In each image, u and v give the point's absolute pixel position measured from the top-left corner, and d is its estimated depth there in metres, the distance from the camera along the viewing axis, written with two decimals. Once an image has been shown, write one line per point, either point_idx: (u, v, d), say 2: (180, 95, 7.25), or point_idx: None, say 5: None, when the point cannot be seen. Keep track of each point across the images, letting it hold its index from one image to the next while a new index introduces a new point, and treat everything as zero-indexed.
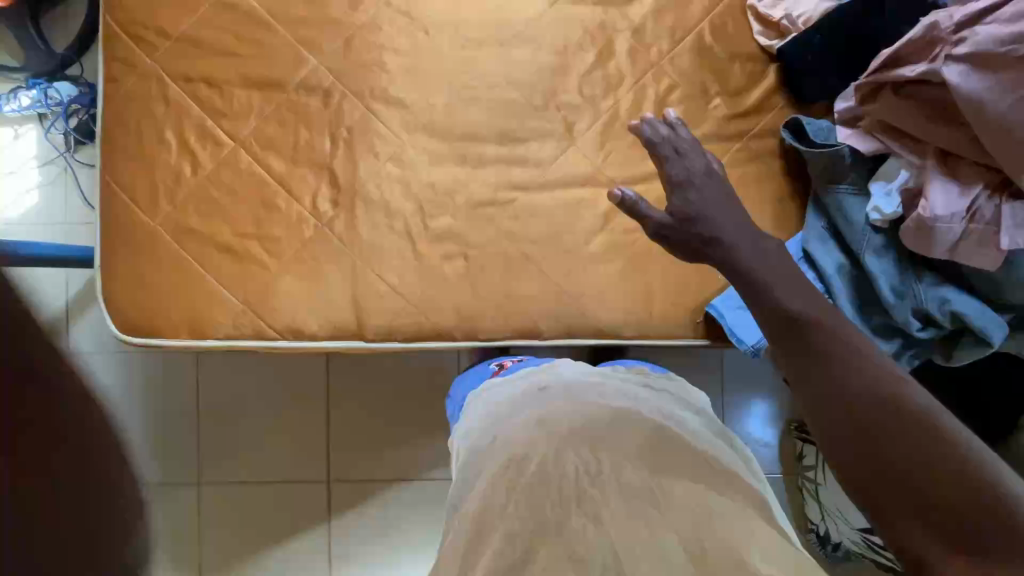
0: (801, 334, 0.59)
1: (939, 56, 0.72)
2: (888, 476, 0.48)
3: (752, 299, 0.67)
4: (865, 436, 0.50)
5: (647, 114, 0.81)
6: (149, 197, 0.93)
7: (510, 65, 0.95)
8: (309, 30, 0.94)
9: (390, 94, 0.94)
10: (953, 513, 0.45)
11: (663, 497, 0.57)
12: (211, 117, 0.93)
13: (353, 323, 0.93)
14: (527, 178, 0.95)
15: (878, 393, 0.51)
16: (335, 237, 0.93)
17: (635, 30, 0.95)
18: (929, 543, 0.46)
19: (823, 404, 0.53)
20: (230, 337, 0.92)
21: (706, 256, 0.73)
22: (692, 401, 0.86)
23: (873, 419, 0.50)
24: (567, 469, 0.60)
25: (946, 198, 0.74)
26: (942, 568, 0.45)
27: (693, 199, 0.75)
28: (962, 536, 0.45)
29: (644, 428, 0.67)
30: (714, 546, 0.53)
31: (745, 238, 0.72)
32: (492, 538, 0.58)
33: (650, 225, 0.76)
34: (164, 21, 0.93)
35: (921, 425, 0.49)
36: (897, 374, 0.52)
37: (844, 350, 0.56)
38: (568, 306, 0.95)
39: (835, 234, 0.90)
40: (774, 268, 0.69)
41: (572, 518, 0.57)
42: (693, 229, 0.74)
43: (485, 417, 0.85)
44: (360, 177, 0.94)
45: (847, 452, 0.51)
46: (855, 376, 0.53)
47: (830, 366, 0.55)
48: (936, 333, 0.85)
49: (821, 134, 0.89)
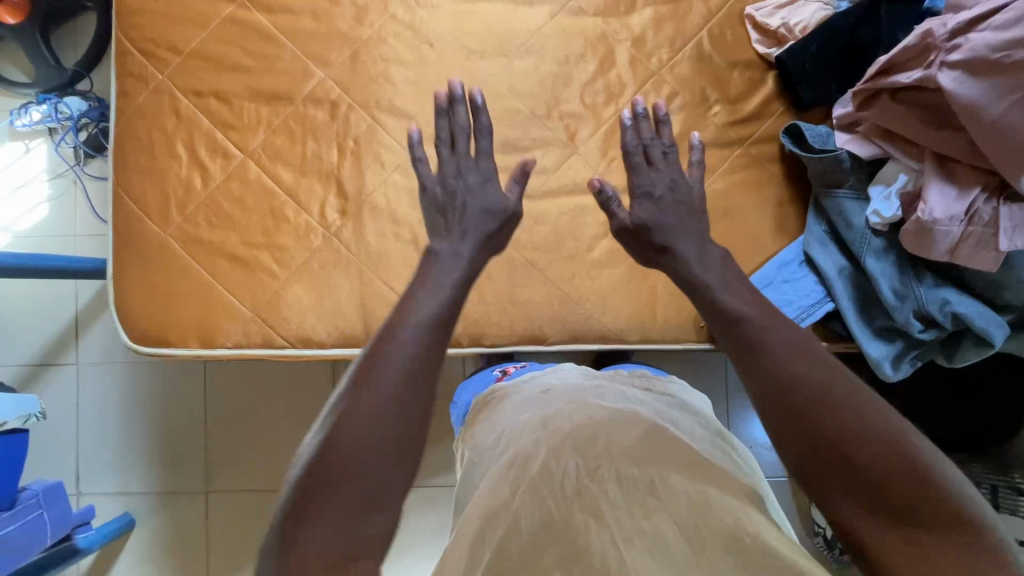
0: (736, 333, 0.62)
1: (933, 63, 0.73)
2: (841, 467, 0.52)
3: (696, 302, 0.69)
4: (820, 432, 0.53)
5: (632, 110, 0.80)
6: (161, 209, 0.95)
7: (513, 76, 0.96)
8: (316, 44, 0.96)
9: (396, 106, 0.96)
10: (896, 498, 0.50)
11: (662, 487, 0.58)
12: (221, 130, 0.96)
13: (361, 330, 0.94)
14: (531, 186, 0.96)
15: (821, 387, 0.55)
16: (342, 246, 0.95)
17: (636, 39, 0.97)
18: (873, 529, 0.51)
19: (775, 398, 0.56)
20: (240, 345, 0.94)
21: (656, 263, 0.76)
22: (690, 406, 0.86)
23: (822, 412, 0.54)
24: (567, 467, 0.62)
25: (944, 201, 0.75)
26: (886, 547, 0.51)
27: (648, 208, 0.78)
28: (899, 516, 0.50)
29: (638, 426, 0.69)
30: (712, 533, 0.53)
31: (692, 249, 0.73)
32: (497, 538, 0.58)
33: (612, 222, 0.81)
34: (175, 37, 0.95)
35: (859, 412, 0.53)
36: (829, 363, 0.57)
37: (778, 343, 0.59)
38: (573, 311, 0.96)
39: (836, 237, 0.92)
40: (719, 272, 0.70)
41: (574, 515, 0.57)
42: (644, 236, 0.77)
43: (485, 423, 0.87)
44: (368, 187, 0.95)
45: (803, 447, 0.54)
46: (796, 368, 0.57)
47: (776, 367, 0.57)
48: (937, 334, 0.85)
49: (820, 139, 0.90)
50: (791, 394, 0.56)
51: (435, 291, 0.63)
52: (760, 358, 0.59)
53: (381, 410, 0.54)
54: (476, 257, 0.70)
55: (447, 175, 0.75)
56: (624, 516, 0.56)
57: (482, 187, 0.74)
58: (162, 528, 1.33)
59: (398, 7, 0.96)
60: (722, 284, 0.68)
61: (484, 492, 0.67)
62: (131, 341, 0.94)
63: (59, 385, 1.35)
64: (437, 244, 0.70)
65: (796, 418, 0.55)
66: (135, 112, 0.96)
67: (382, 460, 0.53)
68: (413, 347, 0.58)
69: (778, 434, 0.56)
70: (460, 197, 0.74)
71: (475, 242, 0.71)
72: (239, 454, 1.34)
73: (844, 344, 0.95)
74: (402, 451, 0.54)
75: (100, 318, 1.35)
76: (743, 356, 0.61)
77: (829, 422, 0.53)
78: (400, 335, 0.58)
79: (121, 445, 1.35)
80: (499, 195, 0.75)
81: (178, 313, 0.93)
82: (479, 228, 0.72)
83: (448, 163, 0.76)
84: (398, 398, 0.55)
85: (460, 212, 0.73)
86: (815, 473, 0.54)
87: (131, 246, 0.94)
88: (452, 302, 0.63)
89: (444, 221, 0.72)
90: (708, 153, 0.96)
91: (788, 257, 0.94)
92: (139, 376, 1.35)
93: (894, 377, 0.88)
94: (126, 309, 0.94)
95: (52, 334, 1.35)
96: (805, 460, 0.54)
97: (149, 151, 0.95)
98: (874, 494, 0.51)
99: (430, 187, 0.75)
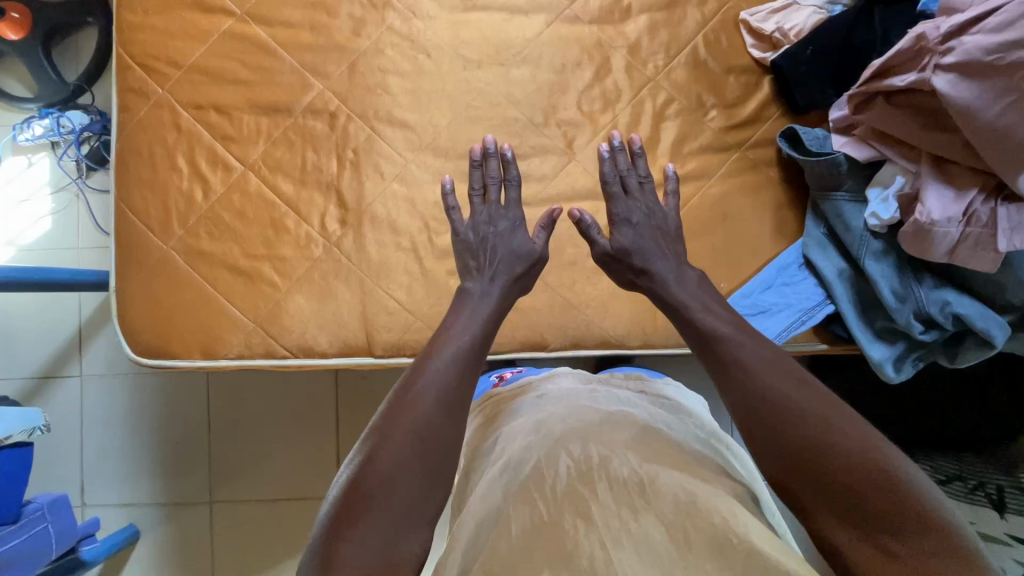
0: (712, 349, 0.71)
1: (928, 66, 0.73)
2: (815, 477, 0.59)
3: (677, 320, 0.77)
4: (795, 439, 0.60)
5: (610, 143, 0.89)
6: (162, 222, 0.95)
7: (510, 84, 0.97)
8: (314, 56, 0.97)
9: (394, 116, 0.96)
10: (863, 503, 0.56)
11: (651, 487, 0.60)
12: (221, 143, 0.96)
13: (363, 339, 0.95)
14: (530, 193, 0.97)
15: (789, 401, 0.63)
16: (343, 256, 0.95)
17: (632, 46, 0.98)
18: (846, 535, 0.57)
19: (749, 413, 0.64)
20: (243, 355, 0.94)
21: (637, 285, 0.84)
22: (685, 407, 0.86)
23: (799, 422, 0.61)
24: (559, 470, 0.64)
25: (942, 202, 0.75)
26: (851, 547, 0.56)
27: (627, 234, 0.85)
28: (867, 521, 0.56)
29: (631, 427, 0.72)
30: (698, 533, 0.55)
31: (670, 271, 0.81)
32: (490, 540, 0.60)
33: (594, 248, 0.87)
34: (175, 52, 0.96)
35: (827, 421, 0.60)
36: (801, 376, 0.65)
37: (752, 358, 0.68)
38: (574, 317, 0.96)
39: (835, 239, 0.92)
40: (694, 291, 0.79)
41: (564, 516, 0.59)
42: (627, 260, 0.84)
43: (480, 427, 0.88)
44: (367, 197, 0.96)
45: (779, 456, 0.61)
46: (766, 380, 0.65)
47: (747, 378, 0.66)
48: (939, 335, 0.85)
49: (817, 143, 0.90)
50: (766, 405, 0.63)
51: (466, 326, 0.74)
52: (734, 368, 0.68)
53: (423, 431, 0.64)
54: (505, 295, 0.81)
55: (479, 223, 0.86)
56: (612, 517, 0.58)
57: (511, 233, 0.85)
58: (166, 540, 1.33)
59: (395, 18, 0.97)
60: (699, 304, 0.76)
61: (479, 493, 0.68)
62: (135, 354, 0.95)
63: (63, 398, 1.35)
64: (469, 283, 0.81)
65: (769, 432, 0.62)
66: (136, 126, 0.97)
67: (418, 478, 0.62)
68: (444, 376, 0.68)
69: (755, 442, 0.64)
70: (491, 242, 0.85)
71: (503, 284, 0.81)
72: (239, 467, 1.34)
73: (844, 345, 0.95)
74: (431, 465, 0.63)
75: (103, 331, 1.36)
76: (718, 371, 0.69)
77: (800, 434, 0.60)
78: (432, 367, 0.68)
79: (125, 456, 1.35)
80: (525, 240, 0.85)
81: (181, 324, 0.94)
82: (506, 271, 0.82)
83: (480, 211, 0.87)
84: (434, 421, 0.65)
85: (491, 257, 0.83)
86: (794, 478, 0.60)
87: (133, 260, 0.95)
88: (482, 336, 0.74)
89: (477, 264, 0.83)
90: (706, 158, 0.97)
91: (788, 260, 0.94)
92: (141, 388, 1.36)
93: (896, 379, 0.89)
94: (129, 321, 0.95)
95: (55, 346, 1.35)
96: (783, 471, 0.61)
97: (150, 164, 0.96)
98: (850, 505, 0.57)
99: (462, 233, 0.86)
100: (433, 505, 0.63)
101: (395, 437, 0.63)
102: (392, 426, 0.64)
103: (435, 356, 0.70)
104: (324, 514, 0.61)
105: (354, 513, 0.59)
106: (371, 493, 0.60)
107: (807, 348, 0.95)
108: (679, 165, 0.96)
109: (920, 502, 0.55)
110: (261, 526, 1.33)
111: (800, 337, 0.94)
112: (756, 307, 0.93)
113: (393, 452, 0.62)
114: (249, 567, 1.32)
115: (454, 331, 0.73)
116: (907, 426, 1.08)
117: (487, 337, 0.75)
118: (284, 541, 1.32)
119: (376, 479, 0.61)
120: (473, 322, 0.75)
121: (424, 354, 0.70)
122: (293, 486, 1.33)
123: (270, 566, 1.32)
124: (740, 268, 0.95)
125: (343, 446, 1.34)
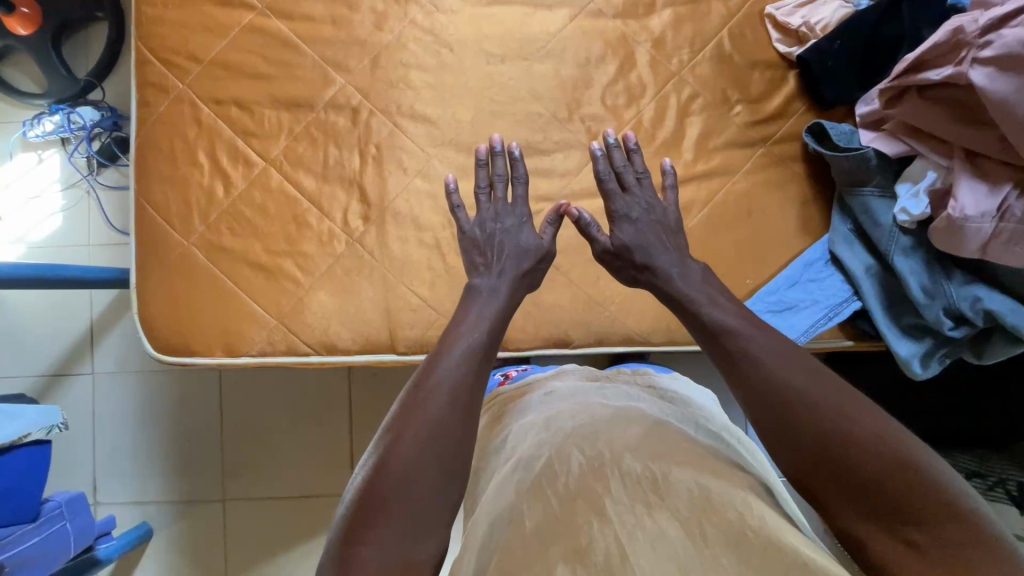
0: (721, 344, 0.70)
1: (965, 60, 0.72)
2: (835, 474, 0.58)
3: (685, 314, 0.76)
4: (810, 433, 0.60)
5: (605, 140, 0.88)
6: (183, 218, 0.94)
7: (533, 79, 0.96)
8: (335, 51, 0.96)
9: (416, 111, 0.96)
10: (883, 496, 0.55)
11: (664, 483, 0.59)
12: (242, 137, 0.95)
13: (387, 336, 0.94)
14: (553, 189, 0.96)
15: (801, 394, 0.62)
16: (365, 252, 0.94)
17: (656, 41, 0.97)
18: (867, 528, 0.56)
19: (761, 409, 0.64)
20: (264, 353, 0.94)
21: (640, 281, 0.83)
22: (692, 401, 0.85)
23: (811, 414, 0.60)
24: (570, 466, 0.64)
25: (975, 197, 0.74)
26: (871, 541, 0.56)
27: (628, 231, 0.84)
28: (886, 512, 0.55)
29: (641, 423, 0.71)
30: (712, 526, 0.54)
31: (673, 265, 0.81)
32: (503, 539, 0.60)
33: (594, 245, 0.87)
34: (196, 46, 0.96)
35: (840, 411, 0.60)
36: (810, 366, 0.64)
37: (761, 351, 0.67)
38: (599, 315, 0.96)
39: (862, 234, 0.91)
40: (698, 286, 0.78)
41: (578, 513, 0.58)
42: (628, 256, 0.84)
43: (489, 427, 0.88)
44: (390, 193, 0.95)
45: (795, 452, 0.61)
46: (777, 374, 0.64)
47: (756, 374, 0.65)
48: (969, 332, 0.84)
49: (844, 138, 0.89)
50: (780, 401, 0.62)
51: (475, 321, 0.74)
52: (743, 363, 0.67)
53: (434, 429, 0.63)
54: (513, 290, 0.80)
55: (487, 219, 0.85)
56: (626, 512, 0.57)
57: (518, 229, 0.84)
58: (180, 538, 1.33)
59: (418, 13, 0.96)
60: (706, 298, 0.75)
61: (492, 492, 0.68)
62: (156, 351, 0.94)
63: (77, 395, 1.35)
64: (477, 279, 0.80)
65: (784, 427, 0.62)
66: (156, 121, 0.96)
67: (431, 476, 0.61)
68: (453, 373, 0.67)
69: (770, 438, 0.63)
70: (498, 238, 0.84)
71: (511, 278, 0.80)
72: (251, 464, 1.34)
73: (871, 342, 0.95)
74: (443, 464, 0.62)
75: (115, 326, 1.35)
76: (727, 366, 0.69)
77: (814, 427, 0.60)
78: (442, 364, 0.68)
79: (137, 455, 1.35)
80: (533, 235, 0.85)
81: (202, 322, 0.93)
82: (514, 266, 0.82)
83: (487, 208, 0.86)
84: (447, 418, 0.64)
85: (498, 253, 0.83)
86: (812, 473, 0.59)
87: (154, 256, 0.94)
88: (492, 331, 0.73)
89: (484, 261, 0.82)
90: (731, 154, 0.96)
91: (813, 256, 0.94)
92: (154, 385, 1.35)
93: (923, 376, 0.88)
94: (149, 319, 0.94)
95: (67, 344, 1.35)
96: (801, 465, 0.60)
97: (171, 159, 0.95)
98: (868, 497, 0.56)
99: (470, 229, 0.85)
100: (447, 503, 0.62)
101: (408, 436, 0.62)
102: (404, 426, 0.63)
103: (445, 352, 0.69)
104: (340, 516, 0.61)
105: (368, 515, 0.59)
106: (385, 493, 0.59)
107: (833, 344, 0.95)
108: (704, 161, 0.96)
109: (937, 487, 0.54)
110: (272, 524, 1.33)
111: (825, 334, 0.94)
112: (781, 304, 0.93)
113: (406, 451, 0.61)
114: (260, 564, 1.32)
115: (464, 327, 0.73)
116: (929, 423, 1.08)
117: (496, 332, 0.74)
118: (296, 539, 1.32)
119: (390, 479, 0.60)
120: (482, 317, 0.75)
121: (433, 351, 0.70)
122: (306, 483, 1.33)
123: (281, 564, 1.31)
124: (765, 265, 0.95)
125: (356, 444, 1.34)
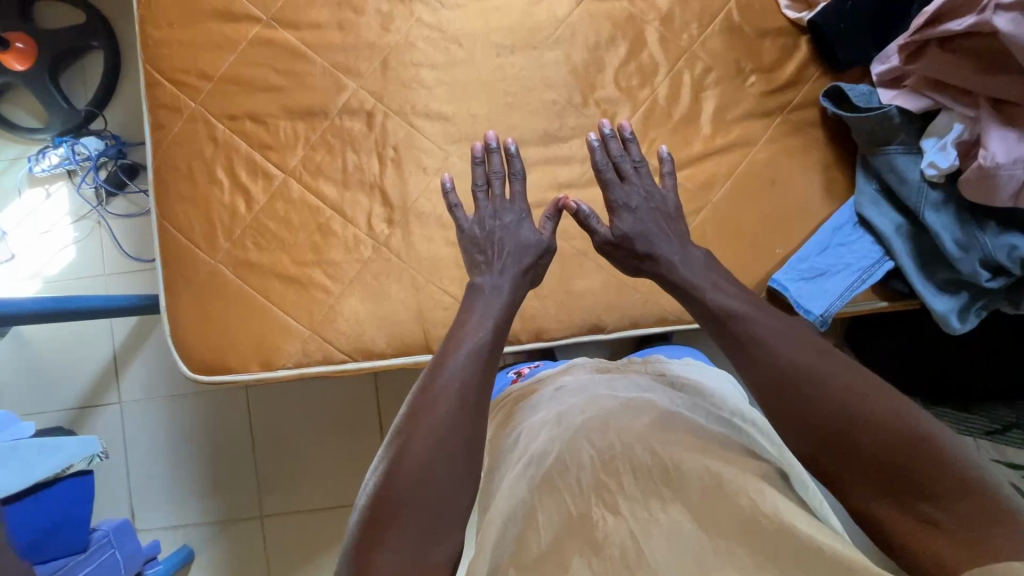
0: (727, 327, 0.71)
1: (988, 7, 0.72)
2: (846, 451, 0.57)
3: (688, 300, 0.77)
4: (823, 412, 0.59)
5: (600, 132, 0.88)
6: (207, 236, 0.94)
7: (544, 68, 0.96)
8: (345, 56, 0.95)
9: (431, 109, 0.95)
10: (898, 474, 0.54)
11: (675, 473, 0.59)
12: (259, 151, 0.95)
13: (421, 337, 0.94)
14: (573, 176, 0.96)
15: (806, 370, 0.62)
16: (392, 255, 0.94)
17: (664, 18, 0.96)
18: (881, 506, 0.55)
19: (772, 386, 0.63)
20: (301, 364, 0.94)
21: (643, 270, 0.83)
22: (702, 385, 0.84)
23: (821, 394, 0.60)
24: (581, 461, 0.62)
25: (1006, 145, 0.75)
26: (880, 518, 0.55)
27: (627, 220, 0.84)
28: (896, 489, 0.54)
29: (649, 409, 0.70)
30: (725, 516, 0.55)
31: (675, 252, 0.81)
32: (517, 537, 0.60)
33: (595, 237, 0.86)
34: (205, 64, 0.95)
35: (851, 391, 0.59)
36: (820, 347, 0.64)
37: (765, 332, 0.67)
38: (631, 297, 0.96)
39: (889, 193, 0.91)
40: (700, 273, 0.78)
41: (592, 509, 0.58)
42: (631, 246, 0.83)
43: (501, 424, 0.87)
44: (412, 194, 0.95)
45: (802, 432, 0.60)
46: (783, 355, 0.64)
47: (764, 354, 0.66)
48: (1006, 281, 0.84)
49: (864, 98, 0.89)
50: (790, 380, 0.62)
51: (480, 322, 0.74)
52: (751, 345, 0.67)
53: (442, 433, 0.63)
54: (516, 285, 0.80)
55: (485, 216, 0.85)
56: (639, 508, 0.57)
57: (518, 225, 0.84)
58: (218, 559, 1.33)
59: (423, 11, 0.96)
60: (710, 283, 0.76)
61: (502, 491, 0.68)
62: (192, 371, 0.94)
63: (106, 426, 1.35)
64: (479, 277, 0.80)
65: (793, 407, 0.61)
66: (170, 143, 0.95)
67: (443, 483, 0.60)
68: (461, 377, 0.67)
69: (779, 417, 0.62)
70: (497, 236, 0.84)
71: (513, 275, 0.80)
72: (284, 479, 1.34)
73: (905, 302, 0.94)
74: (455, 469, 0.62)
75: (138, 354, 1.35)
76: (734, 348, 0.69)
77: (825, 406, 0.59)
78: (449, 367, 0.68)
79: (170, 479, 1.35)
80: (533, 231, 0.84)
81: (236, 338, 0.93)
82: (516, 263, 0.82)
83: (485, 207, 0.85)
84: (456, 423, 0.64)
85: (499, 250, 0.83)
86: (820, 452, 0.59)
87: (181, 276, 0.94)
88: (497, 330, 0.73)
89: (485, 258, 0.82)
90: (749, 126, 0.96)
91: (842, 219, 0.93)
92: (181, 409, 1.35)
93: (962, 330, 0.88)
94: (182, 338, 0.94)
95: (93, 375, 1.35)
96: (813, 445, 0.59)
97: (190, 180, 0.95)
98: (881, 475, 0.55)
99: (468, 228, 0.85)
100: (463, 503, 0.62)
101: (418, 444, 0.62)
102: (414, 433, 0.62)
103: (453, 353, 0.69)
104: (353, 524, 0.60)
105: (382, 524, 0.58)
106: (397, 503, 0.59)
107: (868, 306, 0.94)
108: (722, 134, 0.96)
109: (950, 463, 0.53)
110: (305, 537, 1.33)
111: (860, 297, 0.93)
112: (813, 271, 0.91)
113: (417, 458, 0.61)
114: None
115: (469, 328, 0.72)
116: (965, 380, 1.08)
117: (502, 331, 0.74)
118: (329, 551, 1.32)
119: (404, 486, 0.59)
120: (487, 317, 0.75)
121: (439, 355, 0.70)
122: (341, 493, 1.33)
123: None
124: (792, 233, 0.94)
125: None
